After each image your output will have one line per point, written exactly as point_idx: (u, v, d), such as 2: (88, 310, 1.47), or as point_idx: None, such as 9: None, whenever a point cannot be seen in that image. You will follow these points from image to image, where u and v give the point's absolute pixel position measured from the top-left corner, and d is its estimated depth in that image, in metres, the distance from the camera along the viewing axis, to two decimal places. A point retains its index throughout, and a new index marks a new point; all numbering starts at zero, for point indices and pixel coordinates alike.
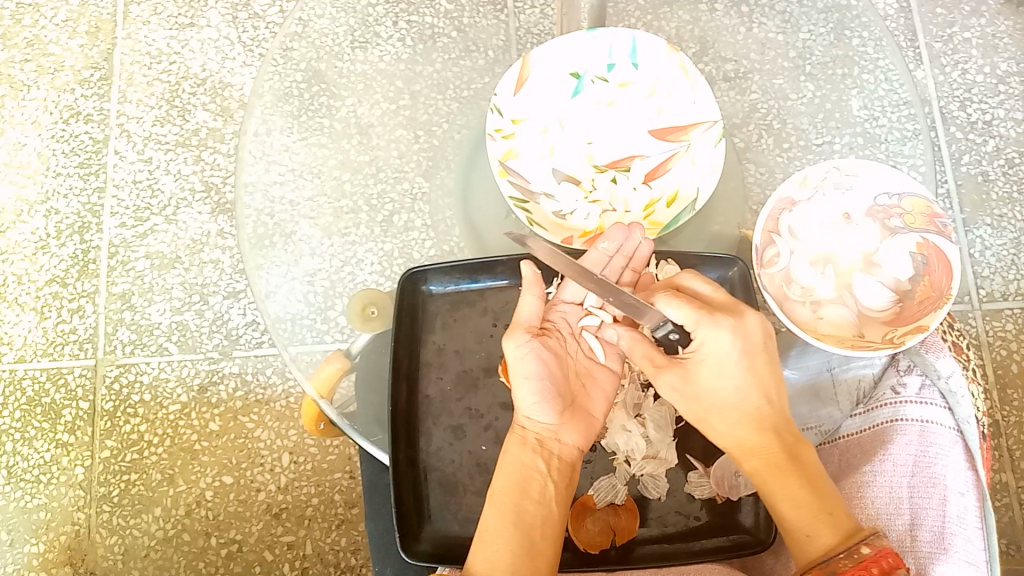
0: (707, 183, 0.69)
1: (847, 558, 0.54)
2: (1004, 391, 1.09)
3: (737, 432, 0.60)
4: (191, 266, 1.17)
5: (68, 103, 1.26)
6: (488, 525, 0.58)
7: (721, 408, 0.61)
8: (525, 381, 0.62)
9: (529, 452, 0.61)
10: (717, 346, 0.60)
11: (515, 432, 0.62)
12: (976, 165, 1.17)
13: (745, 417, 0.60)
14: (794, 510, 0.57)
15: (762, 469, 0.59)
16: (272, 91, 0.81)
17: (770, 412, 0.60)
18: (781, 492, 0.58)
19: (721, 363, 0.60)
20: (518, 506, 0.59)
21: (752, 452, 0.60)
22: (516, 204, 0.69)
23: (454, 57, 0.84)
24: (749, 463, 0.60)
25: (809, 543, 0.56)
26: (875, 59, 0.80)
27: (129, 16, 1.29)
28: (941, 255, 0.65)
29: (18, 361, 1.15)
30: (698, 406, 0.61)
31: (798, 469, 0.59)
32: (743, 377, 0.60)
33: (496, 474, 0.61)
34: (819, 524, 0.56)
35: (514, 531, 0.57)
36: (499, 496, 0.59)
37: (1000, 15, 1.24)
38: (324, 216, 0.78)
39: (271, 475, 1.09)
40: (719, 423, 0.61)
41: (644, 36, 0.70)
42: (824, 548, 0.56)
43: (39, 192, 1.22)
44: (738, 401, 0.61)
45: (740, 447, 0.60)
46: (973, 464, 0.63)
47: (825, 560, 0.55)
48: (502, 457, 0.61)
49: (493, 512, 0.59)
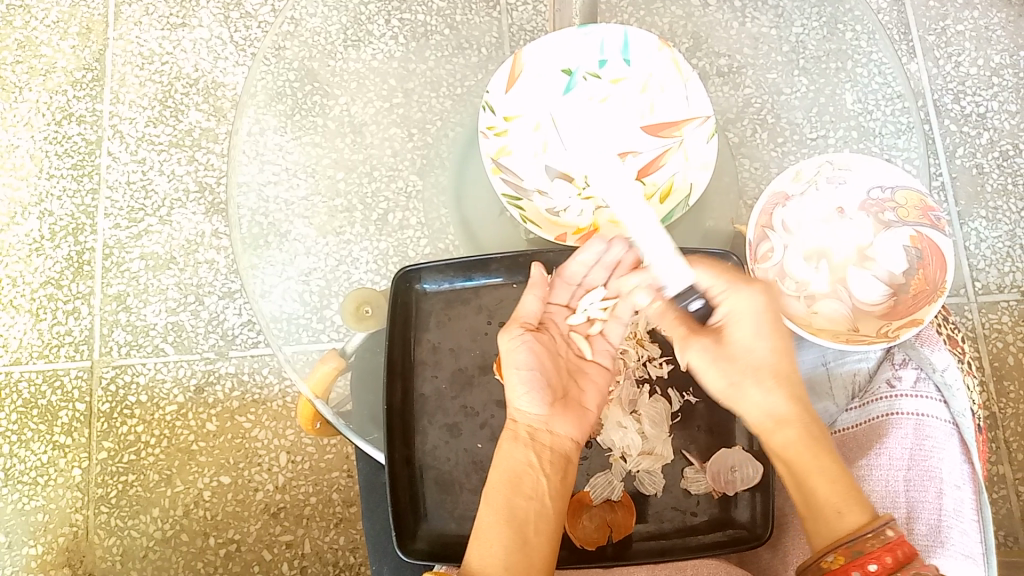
0: (700, 178, 0.69)
1: (873, 538, 0.54)
2: (1000, 383, 1.09)
3: (772, 400, 0.61)
4: (186, 267, 1.17)
5: (61, 104, 1.25)
6: (485, 522, 0.58)
7: (757, 375, 0.62)
8: (512, 374, 0.64)
9: (522, 447, 0.62)
10: (742, 313, 0.63)
11: (508, 429, 0.63)
12: (970, 157, 1.17)
13: (778, 386, 0.61)
14: (826, 485, 0.57)
15: (796, 441, 0.59)
16: (264, 91, 0.81)
17: (797, 385, 0.62)
18: (815, 465, 0.58)
19: (750, 327, 0.63)
20: (511, 503, 0.59)
21: (786, 423, 0.60)
22: (507, 201, 0.70)
23: (447, 54, 0.82)
24: (781, 435, 0.60)
25: (838, 519, 0.56)
26: (869, 52, 0.79)
27: (121, 16, 1.29)
28: (934, 248, 0.66)
29: (13, 364, 1.15)
30: (734, 371, 0.62)
31: (829, 447, 0.59)
32: (770, 343, 0.63)
33: (492, 471, 0.61)
34: (850, 502, 0.56)
35: (506, 529, 0.58)
36: (493, 493, 0.60)
37: (993, 7, 1.24)
38: (318, 215, 0.78)
39: (269, 475, 1.09)
40: (753, 391, 0.61)
41: (634, 32, 0.70)
42: (852, 526, 0.55)
43: (32, 193, 1.22)
44: (774, 370, 0.62)
45: (773, 417, 0.61)
46: (969, 456, 0.63)
47: (852, 537, 0.54)
48: (496, 454, 0.62)
49: (487, 511, 0.59)
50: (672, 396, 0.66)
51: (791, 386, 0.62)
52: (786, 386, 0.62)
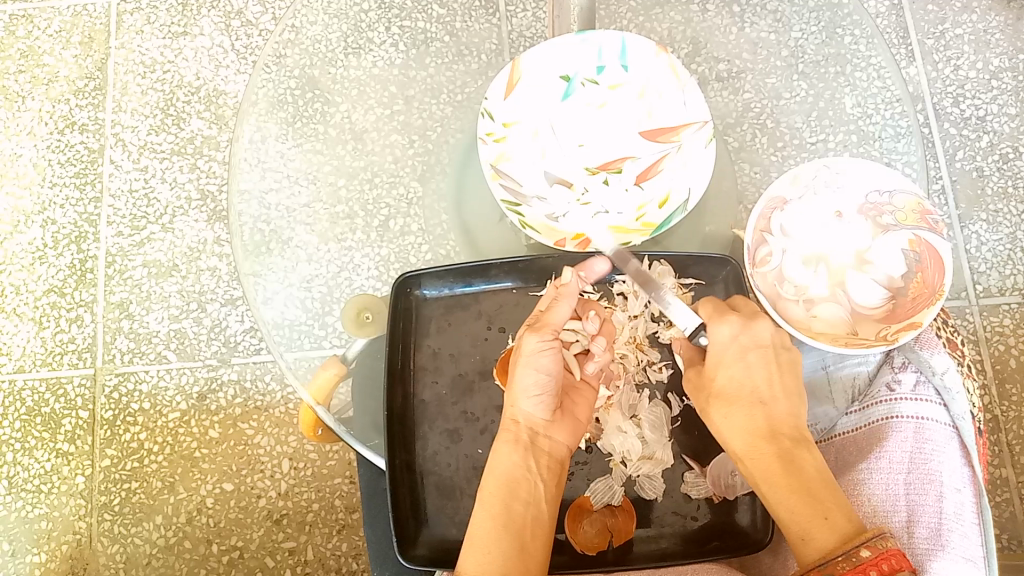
0: (698, 184, 0.68)
1: (844, 561, 0.54)
2: (1003, 385, 1.08)
3: (736, 429, 0.61)
4: (189, 274, 1.18)
5: (64, 113, 1.26)
6: (481, 527, 0.60)
7: (723, 402, 0.62)
8: (523, 379, 0.62)
9: (518, 451, 0.62)
10: (717, 342, 0.63)
11: (508, 428, 0.63)
12: (970, 160, 1.17)
13: (744, 410, 0.61)
14: (789, 515, 0.58)
15: (758, 473, 0.60)
16: (265, 98, 0.82)
17: (768, 409, 0.61)
18: (775, 496, 0.59)
19: (722, 354, 0.63)
20: (508, 509, 0.60)
21: (752, 451, 0.61)
22: (507, 207, 0.69)
23: (447, 61, 0.83)
24: (750, 466, 0.61)
25: (807, 546, 0.56)
26: (867, 56, 0.80)
27: (123, 25, 1.30)
28: (933, 252, 0.65)
29: (17, 372, 1.16)
30: (702, 399, 0.63)
31: (795, 468, 0.59)
32: (743, 370, 0.62)
33: (488, 473, 0.62)
34: (817, 525, 0.56)
35: (505, 534, 0.59)
36: (489, 496, 0.61)
37: (991, 11, 1.24)
38: (320, 221, 0.78)
39: (272, 482, 1.09)
40: (720, 419, 0.62)
41: (632, 37, 0.69)
42: (823, 549, 0.56)
43: (36, 202, 1.23)
44: (734, 394, 0.62)
45: (739, 449, 0.61)
46: (969, 459, 0.64)
47: (822, 562, 0.55)
48: (493, 457, 0.62)
49: (485, 515, 0.60)
50: (672, 401, 0.66)
51: (756, 410, 0.61)
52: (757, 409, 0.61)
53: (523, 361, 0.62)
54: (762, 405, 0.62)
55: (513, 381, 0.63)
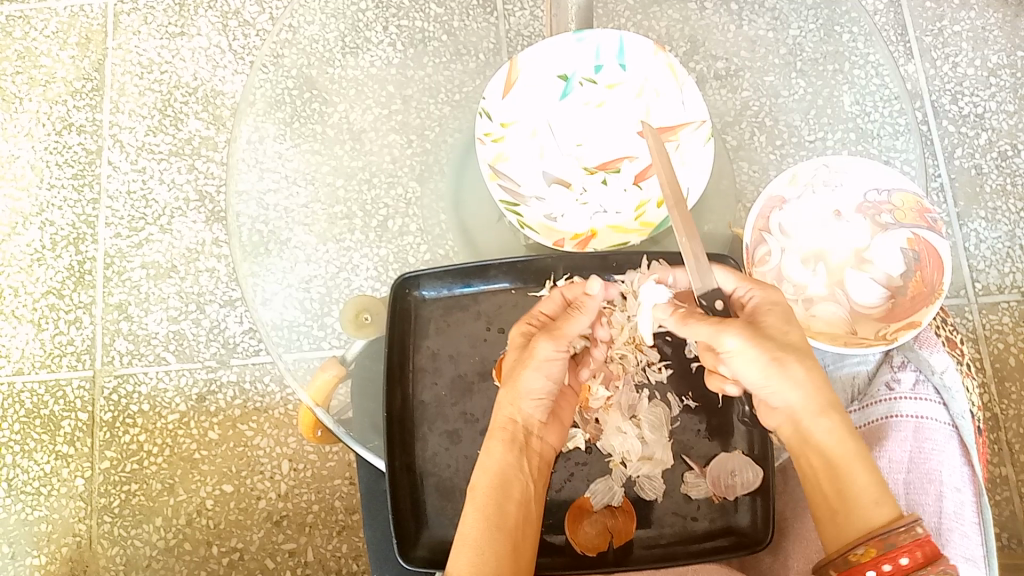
0: (697, 184, 0.68)
1: (907, 532, 0.54)
2: (1002, 383, 1.09)
3: (813, 382, 0.59)
4: (187, 275, 1.18)
5: (61, 114, 1.26)
6: (471, 526, 0.59)
7: (796, 355, 0.59)
8: (528, 383, 0.64)
9: (513, 450, 0.62)
10: (774, 303, 0.61)
11: (501, 425, 0.63)
12: (968, 158, 1.17)
13: (815, 368, 0.59)
14: (864, 477, 0.57)
15: (835, 428, 0.58)
16: (263, 99, 0.81)
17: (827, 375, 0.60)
18: (851, 456, 0.57)
19: (786, 314, 0.61)
20: (500, 510, 0.60)
21: (822, 410, 0.59)
22: (506, 207, 0.69)
23: (444, 60, 0.83)
24: (820, 427, 0.58)
25: (873, 512, 0.56)
26: (866, 54, 0.79)
27: (120, 26, 1.29)
28: (931, 250, 0.66)
29: (15, 374, 1.16)
30: (776, 347, 0.58)
31: (861, 437, 0.59)
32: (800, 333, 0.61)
33: (479, 471, 0.62)
34: (884, 494, 0.56)
35: (496, 536, 0.59)
36: (481, 496, 0.61)
37: (989, 7, 1.24)
38: (318, 222, 0.78)
39: (271, 483, 1.09)
40: (795, 370, 0.59)
41: (630, 37, 0.70)
42: (886, 518, 0.55)
43: (34, 204, 1.22)
44: (808, 351, 0.60)
45: (808, 408, 0.58)
46: (969, 458, 0.63)
47: (885, 531, 0.54)
48: (485, 454, 0.63)
49: (475, 515, 0.60)
50: (672, 401, 0.66)
51: (825, 373, 0.60)
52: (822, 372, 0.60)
53: (529, 364, 0.64)
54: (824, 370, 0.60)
55: (519, 384, 0.63)
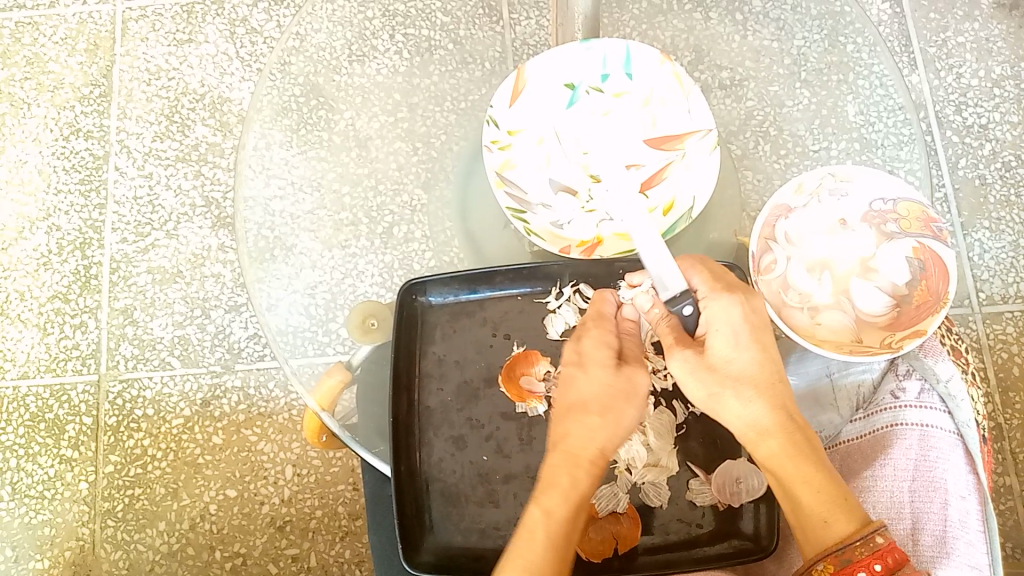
0: (703, 193, 0.70)
1: (862, 547, 0.55)
2: (1005, 393, 1.09)
3: (751, 411, 0.58)
4: (193, 280, 1.18)
5: (69, 119, 1.27)
6: (536, 552, 0.56)
7: (737, 384, 0.58)
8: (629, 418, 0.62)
9: (595, 478, 0.60)
10: (725, 324, 0.59)
11: (589, 450, 0.60)
12: (973, 168, 1.18)
13: (760, 395, 0.58)
14: (812, 495, 0.57)
15: (779, 450, 0.58)
16: (270, 105, 0.82)
17: (780, 390, 0.59)
18: (799, 477, 0.58)
19: (734, 337, 0.59)
20: (569, 541, 0.58)
21: (769, 433, 0.58)
22: (512, 214, 0.70)
23: (450, 68, 0.83)
24: (766, 448, 0.58)
25: (828, 529, 0.57)
26: (870, 64, 0.80)
27: (129, 32, 1.30)
28: (937, 259, 0.66)
29: (21, 378, 1.16)
30: (713, 382, 0.59)
31: (814, 453, 0.58)
32: (753, 354, 0.59)
33: (550, 495, 0.58)
34: (835, 510, 0.57)
35: (562, 565, 0.57)
36: (559, 523, 0.58)
37: (993, 19, 1.25)
38: (324, 228, 0.78)
39: (275, 488, 1.09)
40: (734, 403, 0.58)
41: (637, 46, 0.70)
42: (840, 534, 0.56)
43: (40, 209, 1.23)
44: (751, 376, 0.59)
45: (755, 431, 0.58)
46: (974, 467, 0.64)
47: (841, 548, 0.56)
48: (562, 476, 0.59)
49: (548, 541, 0.57)
50: (677, 408, 0.66)
51: (772, 393, 0.59)
52: (767, 395, 0.59)
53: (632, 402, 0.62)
54: (772, 389, 0.59)
55: (624, 418, 0.61)
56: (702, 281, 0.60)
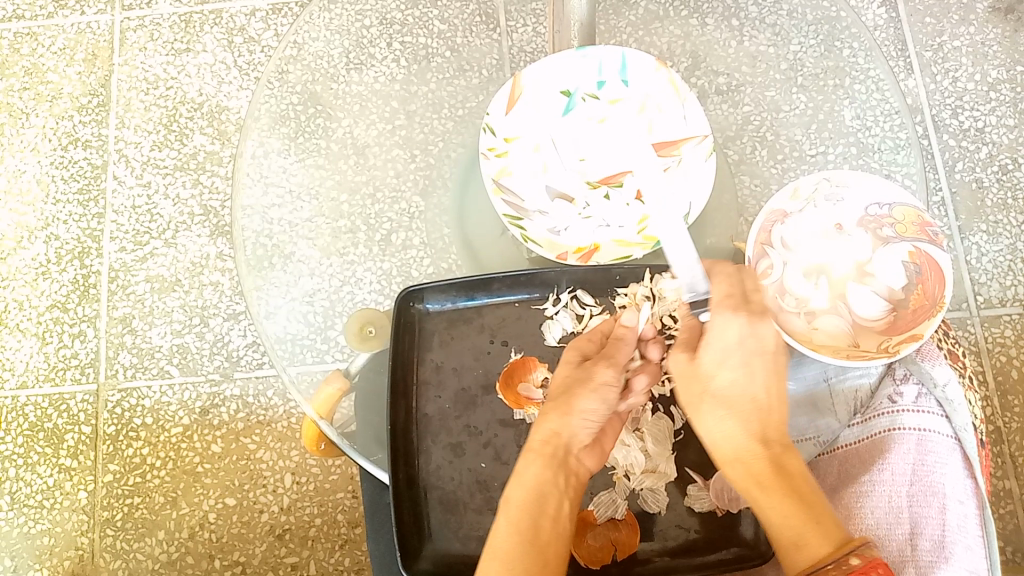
0: (699, 199, 0.69)
1: (834, 569, 0.52)
2: (1004, 397, 1.09)
3: (726, 429, 0.58)
4: (191, 289, 1.18)
5: (67, 129, 1.27)
6: (501, 539, 0.56)
7: (713, 400, 0.59)
8: (584, 403, 0.60)
9: (552, 464, 0.59)
10: (716, 335, 0.58)
11: (542, 441, 0.60)
12: (969, 171, 1.18)
13: (734, 414, 0.58)
14: (778, 519, 0.55)
15: (747, 474, 0.57)
16: (268, 114, 0.82)
17: (761, 411, 0.59)
18: (767, 502, 0.56)
19: (721, 349, 0.59)
20: (536, 527, 0.56)
21: (741, 453, 0.58)
22: (509, 221, 0.70)
23: (448, 76, 0.84)
24: (736, 469, 0.58)
25: (796, 552, 0.54)
26: (866, 69, 0.80)
27: (127, 42, 1.31)
28: (932, 263, 0.66)
29: (20, 387, 1.16)
30: (695, 393, 0.59)
31: (784, 478, 0.56)
32: (738, 367, 0.58)
33: (513, 483, 0.58)
34: (804, 535, 0.54)
35: (528, 551, 0.55)
36: (515, 508, 0.57)
37: (989, 23, 1.25)
38: (323, 236, 0.78)
39: (274, 496, 1.09)
40: (710, 419, 0.59)
41: (632, 53, 0.70)
42: (812, 558, 0.54)
43: (39, 218, 1.23)
44: (729, 394, 0.59)
45: (727, 449, 0.58)
46: (972, 471, 0.64)
47: (811, 571, 0.53)
48: (521, 468, 0.59)
49: (508, 528, 0.56)
50: (675, 414, 0.66)
51: (749, 412, 0.58)
52: (744, 413, 0.58)
53: (585, 388, 0.61)
54: (754, 407, 0.58)
55: (574, 403, 0.60)
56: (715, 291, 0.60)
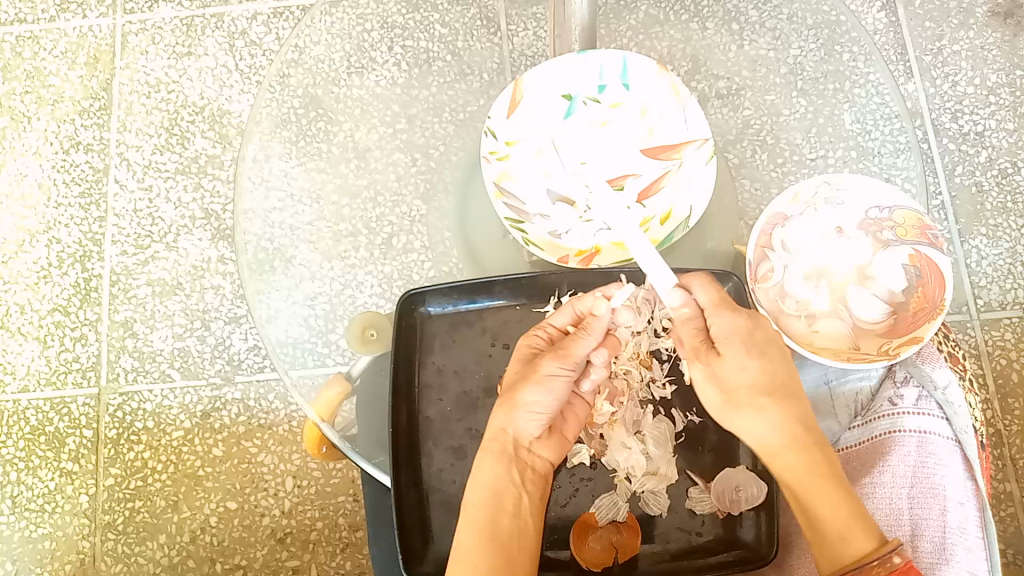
0: (700, 202, 0.70)
1: (879, 567, 0.56)
2: (1005, 400, 1.09)
3: (769, 423, 0.59)
4: (192, 293, 1.18)
5: (69, 133, 1.27)
6: (466, 544, 0.60)
7: (751, 394, 0.59)
8: (527, 398, 0.62)
9: (506, 461, 0.62)
10: (731, 334, 0.60)
11: (495, 439, 0.63)
12: (969, 175, 1.18)
13: (776, 406, 0.59)
14: (830, 512, 0.58)
15: (797, 463, 0.59)
16: (269, 117, 0.82)
17: (796, 400, 0.60)
18: (817, 494, 0.58)
19: (743, 346, 0.60)
20: (494, 524, 0.60)
21: (786, 446, 0.59)
22: (510, 224, 0.71)
23: (449, 80, 0.84)
24: (785, 459, 0.59)
25: (846, 543, 0.57)
26: (865, 73, 0.80)
27: (128, 46, 1.31)
28: (933, 267, 0.66)
29: (21, 391, 1.16)
30: (730, 395, 0.60)
31: (831, 468, 0.59)
32: (758, 361, 0.60)
33: (471, 486, 0.62)
34: (853, 529, 0.57)
35: (490, 551, 0.59)
36: (474, 511, 0.61)
37: (988, 27, 1.26)
38: (323, 240, 0.79)
39: (275, 500, 1.09)
40: (751, 414, 0.59)
41: (633, 57, 0.71)
42: (857, 553, 0.57)
43: (40, 222, 1.23)
44: (765, 389, 0.59)
45: (776, 441, 0.59)
46: (972, 473, 0.65)
47: (857, 566, 0.56)
48: (477, 468, 0.62)
49: (469, 529, 0.60)
50: (676, 416, 0.66)
51: (791, 405, 0.59)
52: (782, 405, 0.59)
53: (529, 384, 0.62)
54: (791, 397, 0.60)
55: (518, 398, 0.62)
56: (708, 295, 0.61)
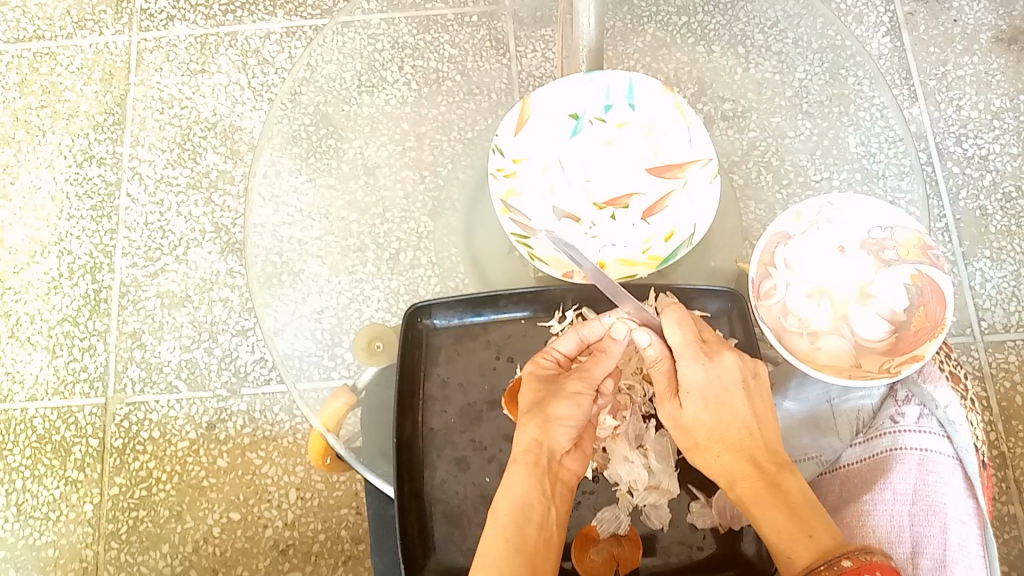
0: (703, 221, 0.71)
1: (827, 570, 0.55)
2: (1009, 422, 1.09)
3: (723, 461, 0.61)
4: (201, 305, 1.19)
5: (83, 146, 1.29)
6: (493, 550, 0.59)
7: (713, 442, 0.62)
8: (559, 411, 0.63)
9: (537, 476, 0.61)
10: (699, 384, 0.62)
11: (518, 458, 0.62)
12: (973, 199, 1.19)
13: (732, 447, 0.61)
14: (773, 531, 0.58)
15: (745, 492, 0.60)
16: (280, 134, 0.83)
17: (753, 440, 0.62)
18: (762, 516, 0.59)
19: (704, 399, 0.62)
20: (522, 534, 0.59)
21: (737, 478, 0.61)
22: (517, 239, 0.71)
23: (457, 99, 0.86)
24: (734, 488, 0.61)
25: (794, 558, 0.57)
26: (870, 97, 0.81)
27: (143, 62, 1.33)
28: (935, 286, 0.67)
29: (29, 400, 1.17)
30: (690, 438, 0.63)
31: (778, 493, 0.59)
32: (722, 413, 0.62)
33: (500, 495, 0.61)
34: (798, 545, 0.57)
35: (518, 559, 0.58)
36: (502, 518, 0.60)
37: (992, 53, 1.27)
38: (332, 254, 0.80)
39: (278, 512, 1.09)
40: (709, 456, 0.62)
41: (639, 78, 0.72)
42: (803, 566, 0.56)
43: (52, 233, 1.25)
44: (724, 433, 0.62)
45: (728, 473, 0.61)
46: (973, 491, 0.65)
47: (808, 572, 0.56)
48: (506, 481, 0.62)
49: (495, 536, 0.59)
50: None
51: (748, 444, 0.62)
52: (739, 445, 0.62)
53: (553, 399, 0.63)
54: (747, 433, 0.62)
55: (550, 411, 0.63)
56: (687, 345, 0.61)
